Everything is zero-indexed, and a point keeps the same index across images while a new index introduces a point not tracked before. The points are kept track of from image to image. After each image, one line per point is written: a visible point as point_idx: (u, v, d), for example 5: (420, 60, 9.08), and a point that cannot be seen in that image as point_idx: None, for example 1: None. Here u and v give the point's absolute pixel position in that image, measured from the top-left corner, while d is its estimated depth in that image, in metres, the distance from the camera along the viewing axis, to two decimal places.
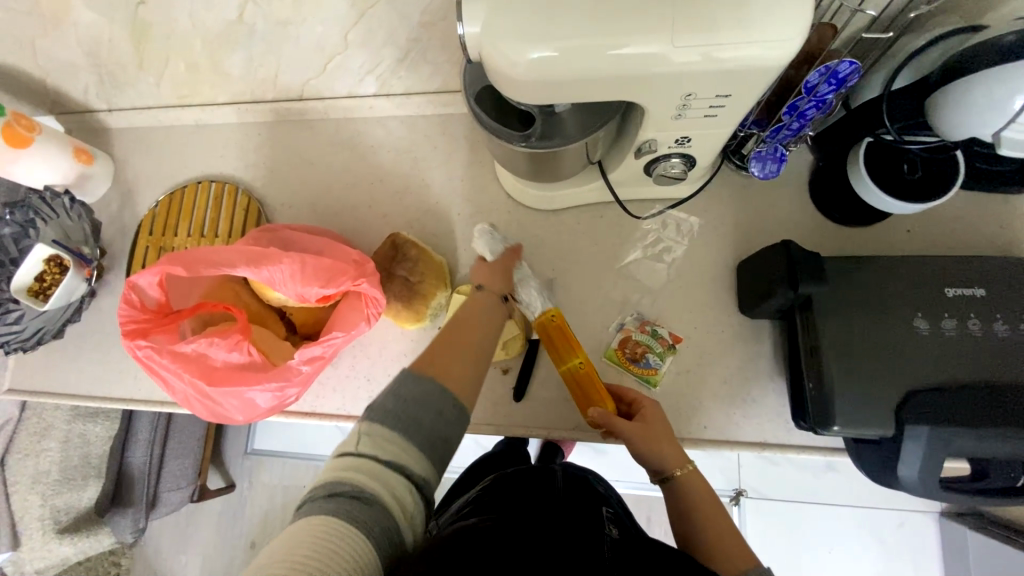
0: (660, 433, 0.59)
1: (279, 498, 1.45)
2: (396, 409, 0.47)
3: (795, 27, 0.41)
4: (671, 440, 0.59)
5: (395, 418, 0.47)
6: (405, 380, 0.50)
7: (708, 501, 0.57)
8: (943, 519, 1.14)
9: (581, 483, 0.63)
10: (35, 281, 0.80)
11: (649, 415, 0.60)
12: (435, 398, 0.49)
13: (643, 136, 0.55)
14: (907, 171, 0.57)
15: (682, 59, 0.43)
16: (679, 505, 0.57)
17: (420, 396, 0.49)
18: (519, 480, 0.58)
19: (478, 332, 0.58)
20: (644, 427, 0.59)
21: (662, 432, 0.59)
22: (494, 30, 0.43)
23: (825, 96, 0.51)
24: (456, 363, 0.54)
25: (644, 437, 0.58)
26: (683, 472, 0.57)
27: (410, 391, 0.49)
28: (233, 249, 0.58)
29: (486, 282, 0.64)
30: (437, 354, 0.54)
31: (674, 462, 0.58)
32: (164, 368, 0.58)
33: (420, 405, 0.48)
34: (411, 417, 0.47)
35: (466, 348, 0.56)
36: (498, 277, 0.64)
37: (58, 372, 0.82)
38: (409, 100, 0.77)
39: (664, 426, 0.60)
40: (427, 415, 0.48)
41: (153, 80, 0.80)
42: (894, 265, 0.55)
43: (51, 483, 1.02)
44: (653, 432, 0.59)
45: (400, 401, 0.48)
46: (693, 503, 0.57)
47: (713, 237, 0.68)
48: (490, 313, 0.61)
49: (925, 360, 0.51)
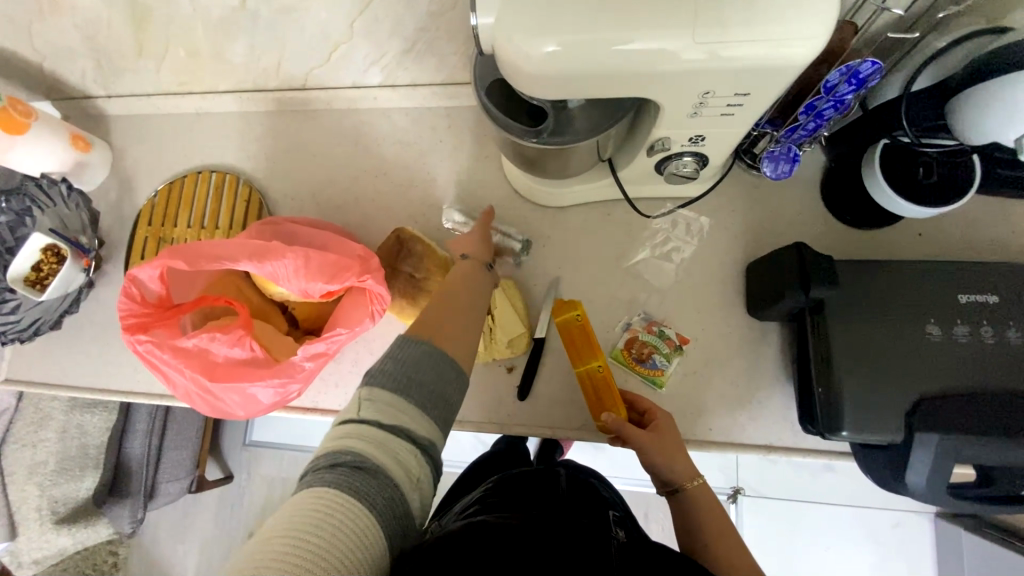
0: (673, 447, 0.59)
1: (277, 489, 1.45)
2: (396, 375, 0.46)
3: (819, 25, 0.40)
4: (684, 454, 0.59)
5: (393, 382, 0.45)
6: (402, 346, 0.48)
7: (716, 513, 0.58)
8: (938, 520, 1.15)
9: (584, 483, 0.61)
10: (31, 271, 0.78)
11: (664, 427, 0.60)
12: (434, 362, 0.48)
13: (656, 134, 0.54)
14: (922, 174, 0.56)
15: (702, 56, 0.42)
16: (688, 516, 0.58)
17: (418, 361, 0.47)
18: (523, 483, 0.57)
19: (463, 295, 0.57)
20: (658, 438, 0.59)
21: (676, 447, 0.59)
22: (509, 22, 0.42)
23: (844, 97, 0.50)
24: (454, 326, 0.53)
25: (658, 449, 0.58)
26: (693, 485, 0.58)
27: (408, 357, 0.48)
28: (236, 242, 0.57)
29: (470, 250, 0.64)
30: (433, 320, 0.53)
31: (687, 476, 0.58)
32: (165, 363, 0.57)
33: (419, 370, 0.47)
34: (412, 382, 0.46)
35: (461, 311, 0.55)
36: (474, 243, 0.65)
37: (56, 363, 0.81)
38: (415, 91, 0.76)
39: (676, 440, 0.60)
40: (427, 377, 0.47)
41: (152, 67, 0.78)
42: (907, 270, 0.54)
43: (49, 473, 1.01)
44: (668, 445, 0.59)
45: (397, 367, 0.46)
46: (701, 513, 0.57)
47: (722, 238, 0.68)
48: (476, 275, 0.60)
49: (937, 367, 0.51)
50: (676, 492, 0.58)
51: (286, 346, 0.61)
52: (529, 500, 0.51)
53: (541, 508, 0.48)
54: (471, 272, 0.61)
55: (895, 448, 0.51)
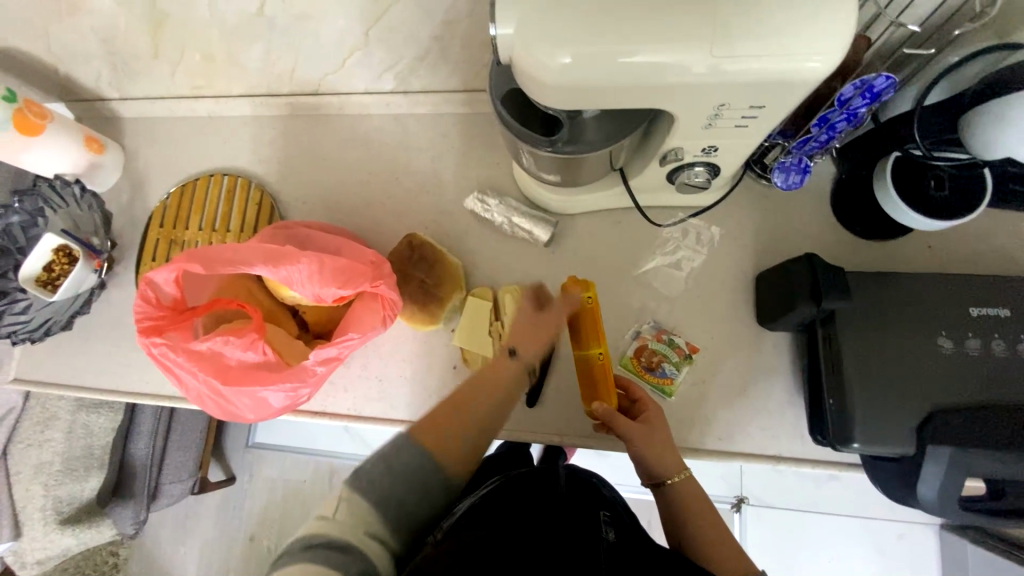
0: (661, 439, 0.60)
1: (278, 492, 1.45)
2: (382, 482, 0.47)
3: (837, 40, 0.40)
4: (671, 447, 0.60)
5: (377, 492, 0.46)
6: (398, 449, 0.49)
7: (701, 507, 0.59)
8: (943, 532, 1.14)
9: (583, 482, 0.64)
10: (43, 271, 0.79)
11: (652, 417, 0.61)
12: (425, 476, 0.48)
13: (669, 144, 0.54)
14: (934, 187, 0.56)
15: (719, 70, 0.42)
16: (673, 509, 0.59)
17: (409, 472, 0.48)
18: (523, 483, 0.59)
19: (485, 399, 0.56)
20: (646, 430, 0.59)
21: (664, 440, 0.60)
22: (528, 32, 0.43)
23: (857, 110, 0.50)
24: (456, 444, 0.52)
25: (645, 441, 0.59)
26: (677, 479, 0.59)
27: (401, 462, 0.48)
28: (250, 247, 0.57)
29: (525, 346, 0.59)
30: (437, 424, 0.52)
31: (671, 469, 0.59)
32: (179, 366, 0.57)
33: (406, 480, 0.47)
34: (395, 498, 0.46)
35: (472, 424, 0.53)
36: (534, 336, 0.60)
37: (66, 363, 0.81)
38: (427, 98, 0.76)
39: (664, 432, 0.60)
40: (409, 494, 0.47)
41: (167, 70, 0.79)
42: (918, 282, 0.54)
43: (54, 473, 1.01)
44: (656, 438, 0.59)
45: (388, 474, 0.47)
46: (684, 505, 0.59)
47: (732, 247, 0.68)
48: (510, 378, 0.58)
49: (948, 380, 0.51)
50: (661, 484, 0.59)
51: (298, 350, 0.62)
52: (527, 503, 0.54)
53: (539, 512, 0.50)
54: (505, 373, 0.58)
55: (906, 460, 0.51)
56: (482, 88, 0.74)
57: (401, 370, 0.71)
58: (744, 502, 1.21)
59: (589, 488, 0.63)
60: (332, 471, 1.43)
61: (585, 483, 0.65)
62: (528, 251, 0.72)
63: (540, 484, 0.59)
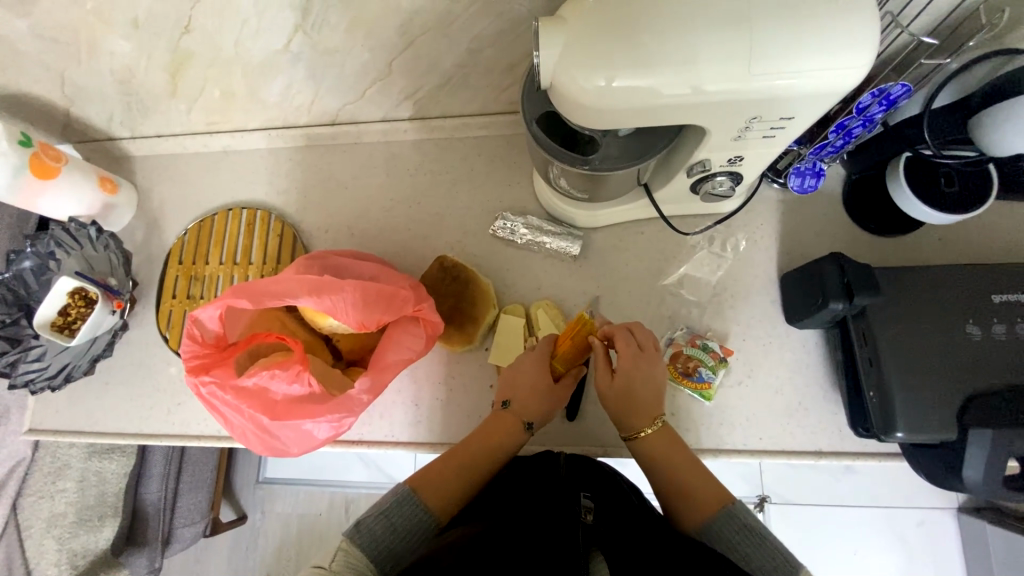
0: (631, 394, 0.59)
1: (293, 528, 1.40)
2: (382, 536, 0.54)
3: (865, 54, 0.43)
4: (647, 401, 0.59)
5: (377, 549, 0.53)
6: (398, 505, 0.56)
7: (675, 455, 0.58)
8: (960, 516, 1.16)
9: (589, 468, 0.58)
10: (59, 315, 0.76)
11: (634, 367, 0.58)
12: (420, 528, 0.55)
13: (697, 157, 0.56)
14: (944, 184, 0.60)
15: (755, 86, 0.44)
16: (650, 461, 0.58)
17: (407, 526, 0.55)
18: (522, 474, 0.56)
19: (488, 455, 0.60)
20: (612, 387, 0.59)
21: (637, 394, 0.59)
22: (570, 60, 0.44)
23: (873, 116, 0.54)
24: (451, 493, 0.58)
25: (606, 397, 0.60)
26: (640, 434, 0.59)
27: (400, 518, 0.55)
28: (294, 279, 0.58)
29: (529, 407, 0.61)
30: (441, 478, 0.58)
31: (634, 424, 0.59)
32: (226, 403, 0.57)
33: (404, 535, 0.54)
34: (393, 552, 0.53)
35: (463, 471, 0.59)
36: (543, 403, 0.61)
37: (88, 408, 0.80)
38: (445, 122, 0.79)
39: (646, 382, 0.59)
40: (401, 544, 0.54)
41: (183, 108, 0.79)
42: (939, 273, 0.57)
43: (68, 525, 0.96)
44: (628, 387, 0.59)
45: (388, 530, 0.54)
46: (657, 459, 0.58)
47: (754, 251, 0.71)
48: (511, 442, 0.61)
49: (979, 366, 0.54)
50: (636, 435, 0.59)
51: (339, 380, 0.61)
52: (517, 497, 0.51)
53: (523, 505, 0.48)
54: (509, 426, 0.61)
55: (949, 447, 0.54)
56: (501, 110, 0.76)
57: (437, 393, 0.71)
58: (766, 500, 1.22)
59: (594, 473, 0.57)
60: (347, 502, 1.38)
61: (589, 465, 0.58)
62: (556, 266, 0.74)
63: (537, 473, 0.55)
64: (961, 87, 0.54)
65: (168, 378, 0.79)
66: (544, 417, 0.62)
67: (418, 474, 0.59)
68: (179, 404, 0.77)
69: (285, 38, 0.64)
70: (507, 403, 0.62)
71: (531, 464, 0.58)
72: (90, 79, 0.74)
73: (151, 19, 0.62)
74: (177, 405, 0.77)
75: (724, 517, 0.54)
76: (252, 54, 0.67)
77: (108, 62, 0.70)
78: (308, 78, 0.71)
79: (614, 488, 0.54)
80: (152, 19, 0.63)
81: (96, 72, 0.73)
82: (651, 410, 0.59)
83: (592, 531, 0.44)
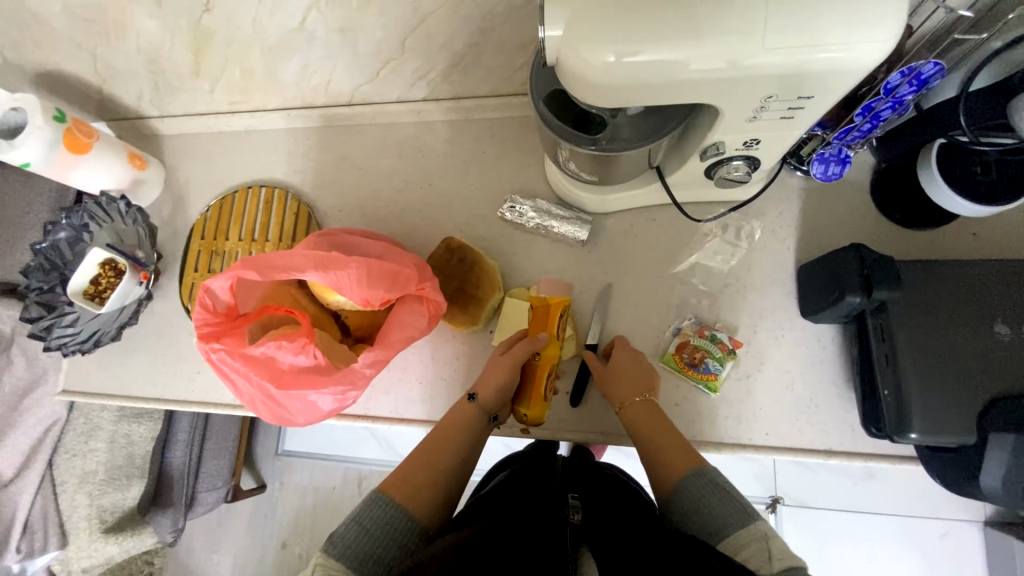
0: (621, 374, 0.63)
1: (308, 500, 1.45)
2: (358, 542, 0.52)
3: (891, 27, 0.40)
4: (636, 378, 0.63)
5: (352, 554, 0.51)
6: (369, 508, 0.55)
7: (654, 427, 0.59)
8: (987, 530, 1.11)
9: (583, 473, 0.59)
10: (91, 284, 0.80)
11: (619, 356, 0.65)
12: (395, 528, 0.54)
13: (710, 139, 0.54)
14: (980, 173, 0.56)
15: (769, 61, 0.42)
16: (635, 429, 0.60)
17: (381, 527, 0.54)
18: (521, 479, 0.56)
19: (450, 440, 0.62)
20: (607, 372, 0.64)
21: (626, 373, 0.63)
22: (574, 32, 0.43)
23: (903, 97, 0.51)
24: (422, 489, 0.58)
25: (600, 380, 0.64)
26: (625, 404, 0.61)
27: (373, 521, 0.54)
28: (301, 253, 0.60)
29: (482, 386, 0.64)
30: (409, 476, 0.59)
31: (621, 395, 0.62)
32: (235, 370, 0.60)
33: (379, 536, 0.53)
34: (369, 555, 0.52)
35: (436, 464, 0.60)
36: (491, 377, 0.63)
37: (116, 373, 0.84)
38: (459, 103, 0.78)
39: (632, 366, 0.64)
40: (379, 547, 0.53)
41: (206, 87, 0.81)
42: (970, 268, 0.54)
43: (98, 483, 1.03)
44: (619, 370, 0.64)
45: (362, 533, 0.53)
46: (642, 429, 0.59)
47: (772, 241, 0.68)
48: (473, 430, 0.63)
49: (1006, 366, 0.50)
50: (623, 406, 0.61)
51: (343, 354, 0.63)
52: (509, 503, 0.51)
53: (513, 511, 0.47)
54: (462, 410, 0.64)
55: (969, 451, 0.51)
56: (514, 92, 0.75)
57: (441, 372, 0.72)
58: (779, 502, 1.18)
59: (585, 477, 0.57)
60: (359, 478, 1.42)
61: (588, 471, 0.59)
62: (565, 251, 0.73)
63: (535, 475, 0.56)
64: (1001, 69, 0.51)
65: (188, 347, 0.82)
66: (489, 396, 0.63)
67: (389, 478, 0.59)
68: (199, 373, 0.81)
69: (301, 16, 0.65)
70: (474, 394, 0.64)
71: (532, 466, 0.59)
72: (120, 57, 0.77)
73: None
74: (196, 373, 0.81)
75: (694, 475, 0.54)
76: (270, 32, 0.68)
77: (136, 40, 0.73)
78: (323, 57, 0.72)
79: (603, 493, 0.55)
80: None
81: (124, 51, 0.75)
82: (639, 384, 0.62)
83: (580, 530, 0.43)
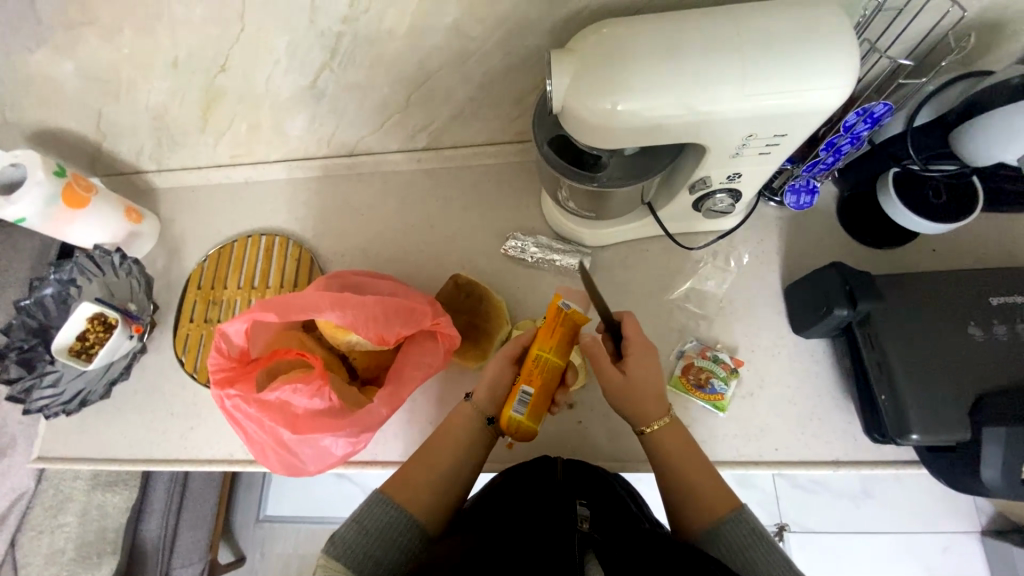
0: (639, 390, 0.60)
1: (294, 569, 1.34)
2: (358, 543, 0.52)
3: (850, 75, 0.47)
4: (655, 397, 0.60)
5: (353, 555, 0.51)
6: (371, 509, 0.55)
7: (685, 459, 0.59)
8: (985, 540, 1.13)
9: (588, 477, 0.59)
10: (77, 340, 0.77)
11: (635, 364, 0.60)
12: (396, 529, 0.54)
13: (699, 173, 0.60)
14: (933, 195, 0.64)
15: (750, 106, 0.49)
16: (660, 457, 0.59)
17: (382, 528, 0.54)
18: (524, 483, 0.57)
19: (448, 441, 0.61)
20: (623, 385, 0.60)
21: (642, 389, 0.60)
22: (577, 87, 0.49)
23: (860, 133, 0.58)
24: (422, 488, 0.58)
25: (614, 394, 0.60)
26: (651, 429, 0.60)
27: (373, 522, 0.54)
28: (318, 294, 0.61)
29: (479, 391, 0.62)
30: (409, 475, 0.58)
31: (648, 416, 0.60)
32: (249, 417, 0.58)
33: (379, 536, 0.53)
34: (370, 555, 0.52)
35: (436, 467, 0.59)
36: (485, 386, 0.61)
37: (99, 435, 0.79)
38: (457, 151, 0.83)
39: (650, 381, 0.60)
40: (378, 547, 0.53)
41: (210, 142, 0.84)
42: (936, 277, 0.60)
43: (65, 563, 0.91)
44: (635, 384, 0.59)
45: (362, 533, 0.53)
46: (668, 458, 0.59)
47: (757, 265, 0.73)
48: (472, 433, 0.61)
49: (986, 364, 0.55)
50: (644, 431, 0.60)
51: (357, 396, 0.62)
52: (512, 513, 0.50)
53: (521, 524, 0.46)
54: (459, 414, 0.62)
55: (966, 447, 0.54)
56: (509, 139, 0.81)
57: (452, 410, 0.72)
58: (786, 529, 1.18)
59: (593, 483, 0.58)
60: None
61: (586, 471, 0.60)
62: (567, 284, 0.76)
63: (536, 481, 0.56)
64: (940, 105, 0.59)
65: (180, 402, 0.79)
66: (485, 398, 0.61)
67: (390, 477, 0.59)
68: (192, 429, 0.77)
69: (312, 75, 0.69)
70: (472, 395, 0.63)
71: (531, 470, 0.59)
72: (125, 116, 0.79)
73: (190, 59, 0.67)
74: (190, 430, 0.77)
75: (733, 520, 0.54)
76: (280, 90, 0.72)
77: (144, 100, 0.75)
78: (329, 112, 0.76)
79: (615, 502, 0.55)
80: (190, 60, 0.68)
81: (131, 109, 0.77)
82: (658, 397, 0.60)
83: (587, 538, 0.42)
